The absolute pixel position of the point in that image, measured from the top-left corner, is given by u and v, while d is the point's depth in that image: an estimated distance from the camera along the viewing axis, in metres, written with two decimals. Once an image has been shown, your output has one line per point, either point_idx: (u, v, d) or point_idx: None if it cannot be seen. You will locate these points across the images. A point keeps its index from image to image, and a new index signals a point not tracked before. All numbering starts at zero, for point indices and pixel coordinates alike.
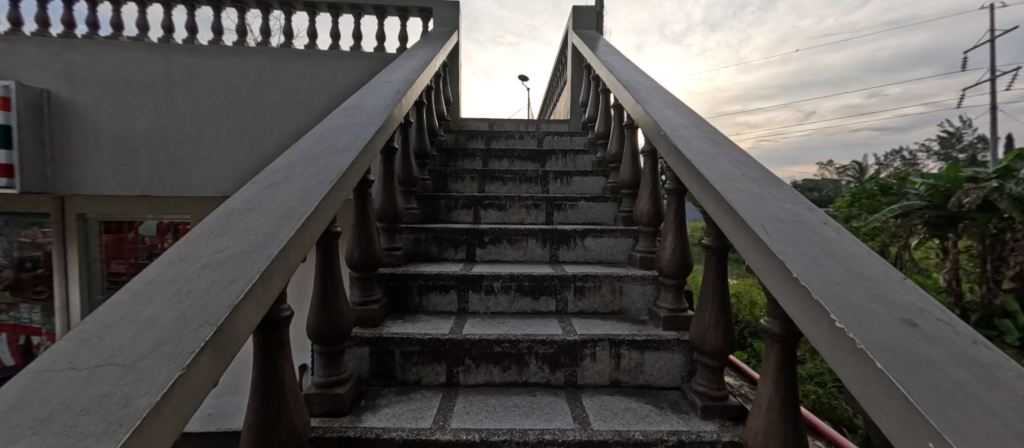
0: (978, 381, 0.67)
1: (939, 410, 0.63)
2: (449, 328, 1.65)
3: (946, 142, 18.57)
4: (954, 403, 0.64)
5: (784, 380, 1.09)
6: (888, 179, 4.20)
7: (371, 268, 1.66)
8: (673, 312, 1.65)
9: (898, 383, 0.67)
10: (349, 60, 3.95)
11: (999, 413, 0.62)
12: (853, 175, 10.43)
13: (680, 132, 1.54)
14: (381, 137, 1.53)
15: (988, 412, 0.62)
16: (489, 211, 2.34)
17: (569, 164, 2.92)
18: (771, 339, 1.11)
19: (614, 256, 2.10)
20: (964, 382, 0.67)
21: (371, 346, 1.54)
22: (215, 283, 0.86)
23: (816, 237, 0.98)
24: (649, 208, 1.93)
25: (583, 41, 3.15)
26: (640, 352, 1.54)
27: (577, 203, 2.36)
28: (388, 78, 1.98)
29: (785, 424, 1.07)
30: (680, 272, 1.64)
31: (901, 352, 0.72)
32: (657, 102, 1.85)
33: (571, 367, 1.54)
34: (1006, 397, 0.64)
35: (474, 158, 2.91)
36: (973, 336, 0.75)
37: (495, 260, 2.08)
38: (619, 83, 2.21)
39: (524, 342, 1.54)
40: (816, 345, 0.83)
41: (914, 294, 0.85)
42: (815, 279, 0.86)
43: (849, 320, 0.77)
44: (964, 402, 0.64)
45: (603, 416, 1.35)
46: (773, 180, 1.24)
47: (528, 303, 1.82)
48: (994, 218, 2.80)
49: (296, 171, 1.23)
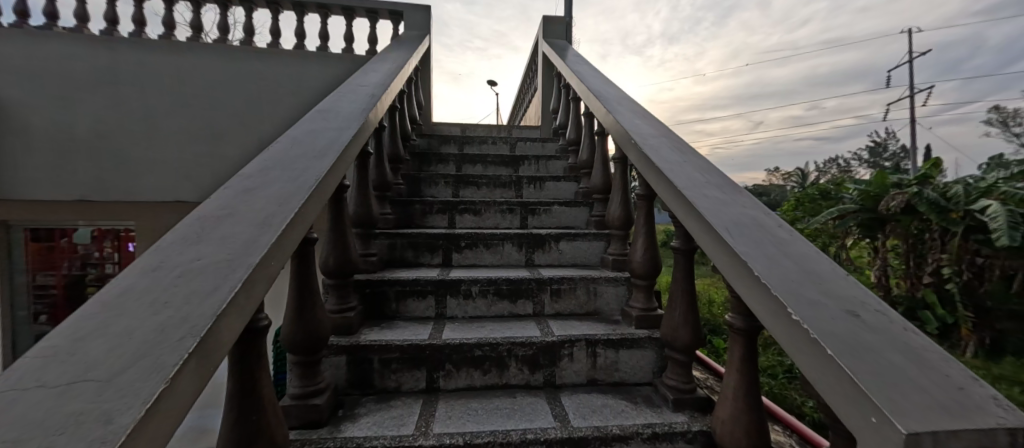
0: (911, 363, 0.76)
1: (882, 390, 0.71)
2: (428, 333, 1.64)
3: (874, 151, 20.51)
4: (894, 385, 0.72)
5: (749, 371, 1.17)
6: (827, 185, 4.68)
7: (346, 274, 1.63)
8: (644, 312, 1.73)
9: (846, 367, 0.76)
10: (315, 61, 3.83)
11: (926, 387, 0.72)
12: (797, 180, 11.22)
13: (649, 139, 1.64)
14: (358, 142, 1.50)
15: (918, 387, 0.72)
16: (464, 215, 2.33)
17: (541, 169, 2.97)
18: (736, 333, 1.19)
19: (587, 259, 2.17)
20: (902, 365, 0.75)
21: (349, 354, 1.50)
22: (195, 293, 0.83)
23: (773, 239, 1.08)
24: (620, 212, 2.01)
25: (553, 50, 3.24)
26: (614, 351, 1.61)
27: (551, 207, 2.41)
28: (362, 82, 1.95)
29: (751, 412, 1.15)
30: (651, 273, 1.73)
31: (850, 341, 0.80)
32: (626, 111, 1.95)
33: (550, 368, 1.58)
34: (933, 376, 0.74)
35: (447, 163, 2.88)
36: (904, 324, 0.86)
37: (471, 264, 2.09)
38: (590, 92, 2.30)
39: (504, 345, 1.56)
40: (776, 336, 0.91)
41: (856, 288, 0.95)
42: (774, 277, 0.94)
43: (805, 315, 0.86)
44: (902, 383, 0.72)
45: (582, 413, 1.41)
46: (733, 186, 1.34)
47: (505, 307, 1.84)
48: (915, 220, 3.47)
49: (272, 177, 1.19)
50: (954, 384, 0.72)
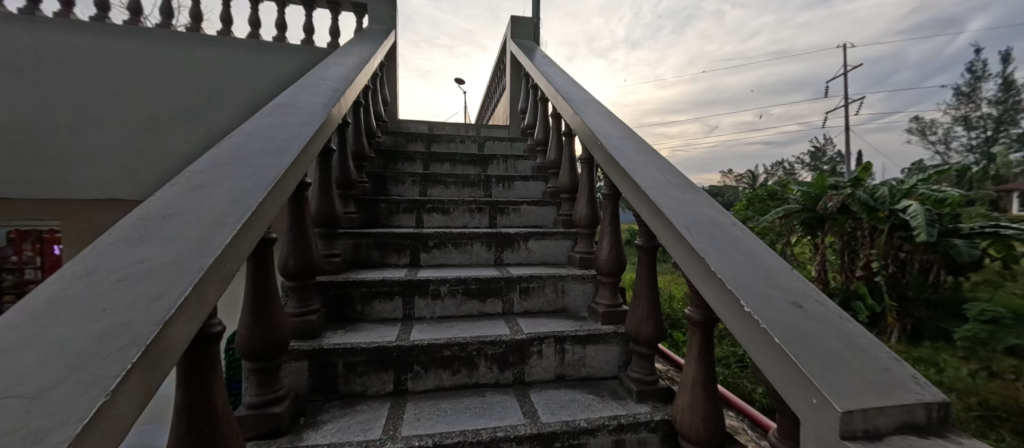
0: (847, 347, 0.80)
1: (820, 372, 0.75)
2: (396, 334, 1.60)
3: (814, 155, 22.18)
4: (831, 367, 0.75)
5: (707, 362, 1.22)
6: (774, 186, 5.01)
7: (308, 276, 1.57)
8: (610, 307, 1.78)
9: (789, 352, 0.78)
10: (271, 52, 3.64)
11: (859, 369, 0.75)
12: (748, 181, 11.94)
13: (614, 141, 1.68)
14: (319, 139, 1.44)
15: (853, 370, 0.75)
16: (432, 214, 2.30)
17: (510, 168, 2.98)
18: (693, 325, 1.23)
19: (555, 257, 2.21)
20: (840, 348, 0.79)
21: (311, 359, 1.44)
22: (138, 298, 0.76)
23: (727, 235, 1.13)
24: (587, 212, 2.06)
25: (521, 51, 3.26)
26: (582, 346, 1.64)
27: (520, 207, 2.43)
28: (324, 75, 1.87)
29: (708, 401, 1.21)
30: (616, 270, 1.79)
31: (793, 327, 0.83)
32: (593, 113, 2.00)
33: (520, 366, 1.59)
34: (865, 359, 0.78)
35: (414, 162, 2.83)
36: (843, 313, 0.90)
37: (440, 263, 2.07)
38: (558, 94, 2.34)
39: (474, 344, 1.55)
40: (729, 327, 0.94)
41: (801, 280, 1.00)
42: (727, 270, 0.98)
43: (753, 304, 0.89)
44: (838, 366, 0.76)
45: (551, 408, 1.43)
46: (691, 187, 1.39)
47: (474, 306, 1.84)
48: (848, 219, 3.81)
49: (226, 173, 1.12)
50: (883, 365, 0.77)
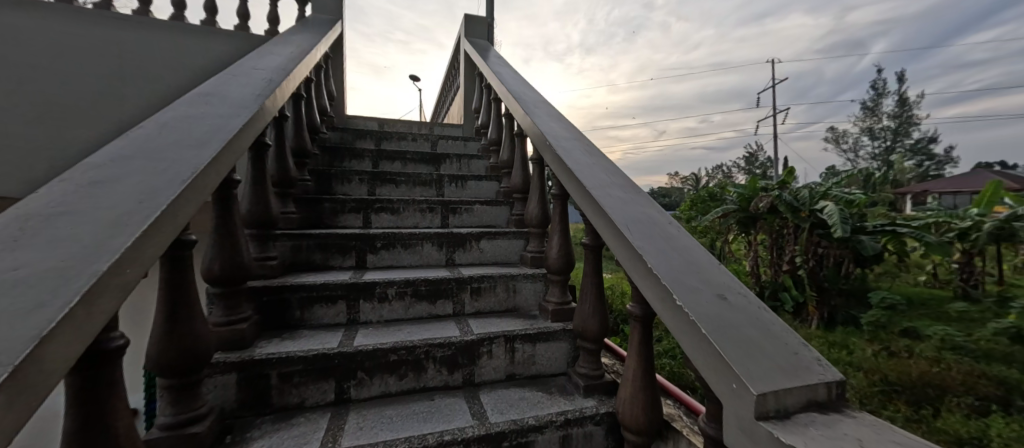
0: (764, 335, 0.87)
1: (740, 359, 0.81)
2: (338, 340, 1.53)
3: (750, 159, 24.07)
4: (749, 353, 0.82)
5: (646, 356, 1.27)
6: (713, 188, 5.37)
7: (238, 281, 1.46)
8: (560, 305, 1.82)
9: (714, 342, 0.84)
10: (199, 37, 3.36)
11: (773, 354, 0.82)
12: (692, 182, 12.71)
13: (562, 142, 1.72)
14: (251, 130, 1.29)
15: (768, 355, 0.82)
16: (381, 215, 2.23)
17: (463, 168, 2.96)
18: (635, 320, 1.27)
19: (507, 257, 2.22)
20: (757, 337, 0.86)
21: (239, 371, 1.33)
22: (6, 312, 0.66)
23: (664, 233, 1.19)
24: (538, 211, 2.09)
25: (475, 50, 3.25)
26: (531, 345, 1.67)
27: (472, 206, 2.42)
28: (257, 64, 1.71)
29: (646, 392, 1.27)
30: (566, 268, 1.83)
31: (718, 318, 0.90)
32: (543, 114, 2.03)
33: (469, 367, 1.58)
34: (778, 345, 0.85)
35: (362, 160, 2.72)
36: (761, 304, 0.98)
37: (389, 265, 2.01)
38: (509, 94, 2.35)
39: (422, 347, 1.51)
40: (664, 320, 1.00)
41: (727, 275, 1.07)
42: (662, 266, 1.04)
43: (685, 298, 0.94)
44: (755, 352, 0.82)
45: (499, 408, 1.44)
46: (633, 187, 1.45)
47: (424, 307, 1.80)
48: (776, 218, 4.16)
49: (132, 167, 0.98)
50: (793, 349, 0.85)
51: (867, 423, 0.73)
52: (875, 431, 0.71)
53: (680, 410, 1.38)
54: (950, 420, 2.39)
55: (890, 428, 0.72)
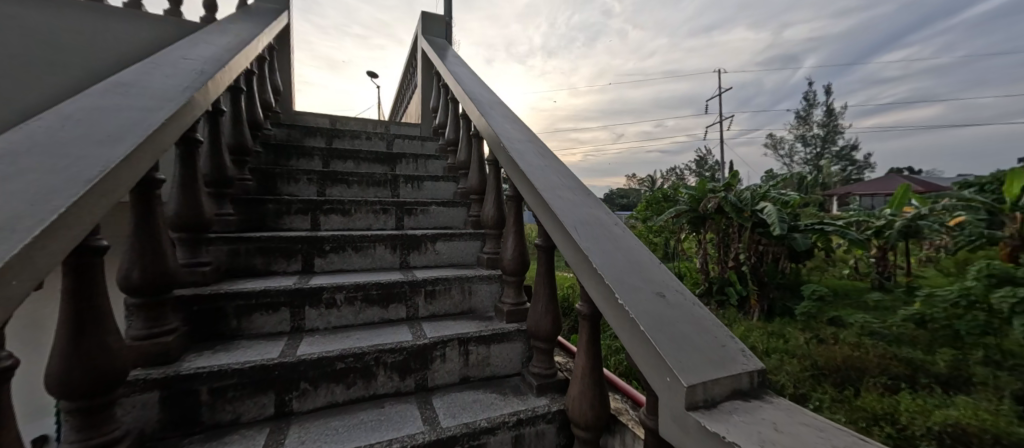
0: (696, 329, 0.92)
1: (673, 353, 0.85)
2: (280, 350, 1.45)
3: (700, 162, 25.47)
4: (682, 347, 0.86)
5: (593, 354, 1.30)
6: (667, 189, 5.63)
7: (162, 290, 1.35)
8: (515, 306, 1.83)
9: (650, 337, 0.88)
10: (122, 22, 3.09)
11: (704, 347, 0.87)
12: (648, 184, 13.30)
13: (516, 144, 1.74)
14: (176, 127, 1.19)
15: (699, 349, 0.87)
16: (331, 216, 2.14)
17: (420, 168, 2.91)
18: (583, 320, 1.30)
19: (463, 258, 2.20)
20: (689, 331, 0.91)
21: (163, 389, 1.22)
22: None
23: (610, 234, 1.23)
24: (494, 212, 2.09)
25: (432, 48, 3.20)
26: (486, 347, 1.66)
27: (428, 207, 2.38)
28: (186, 53, 1.57)
29: (593, 390, 1.30)
30: (520, 269, 1.85)
31: (655, 315, 0.94)
32: (499, 116, 2.04)
33: (422, 372, 1.56)
34: (709, 337, 0.90)
35: (311, 158, 2.60)
36: (696, 301, 1.03)
37: (338, 269, 1.93)
38: (465, 95, 2.34)
39: (371, 354, 1.47)
40: (607, 317, 1.03)
41: (667, 273, 1.13)
42: (606, 266, 1.07)
43: (626, 297, 0.98)
44: (687, 346, 0.87)
45: (451, 413, 1.43)
46: (583, 190, 1.49)
47: (375, 312, 1.75)
48: (723, 218, 4.42)
49: (24, 164, 0.86)
50: (721, 342, 0.90)
51: (782, 407, 0.80)
52: (788, 414, 0.77)
53: (627, 405, 1.43)
54: (867, 399, 2.67)
55: (801, 411, 0.79)
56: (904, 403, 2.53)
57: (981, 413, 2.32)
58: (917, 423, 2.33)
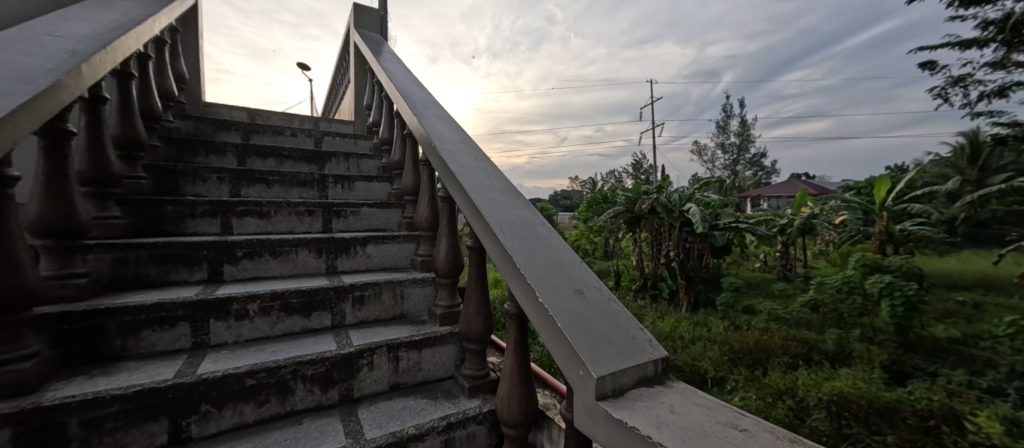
0: (610, 323, 0.96)
1: (586, 348, 0.87)
2: (176, 370, 1.29)
3: (637, 166, 27.02)
4: (595, 342, 0.89)
5: (521, 353, 1.31)
6: (605, 191, 5.88)
7: (17, 308, 1.14)
8: (448, 308, 1.80)
9: (566, 334, 0.90)
10: None
11: (615, 340, 0.91)
12: (588, 185, 13.89)
13: (448, 145, 1.71)
14: (34, 113, 1.01)
15: (610, 341, 0.91)
16: (246, 219, 1.96)
17: (352, 167, 2.77)
18: (510, 320, 1.30)
19: (396, 262, 2.13)
20: (603, 326, 0.94)
21: (15, 425, 1.03)
22: None
23: (535, 235, 1.25)
24: (428, 214, 2.03)
25: (365, 43, 3.07)
26: (416, 352, 1.62)
27: (359, 209, 2.27)
28: (53, 30, 1.34)
29: (521, 388, 1.31)
30: (454, 271, 1.82)
31: (572, 311, 0.96)
32: (432, 116, 2.00)
33: (346, 382, 1.47)
34: (620, 331, 0.94)
35: (223, 155, 2.37)
36: (612, 297, 1.08)
37: (253, 276, 1.78)
38: (398, 93, 2.27)
39: (288, 367, 1.36)
40: (529, 316, 1.04)
41: (587, 271, 1.16)
42: (529, 266, 1.08)
43: (545, 295, 1.00)
44: (600, 340, 0.90)
45: (377, 423, 1.36)
46: (512, 191, 1.51)
47: (296, 322, 1.63)
48: (656, 218, 4.73)
49: None
50: (631, 334, 0.95)
51: (679, 391, 0.86)
52: (682, 397, 0.83)
53: (556, 400, 1.46)
54: (773, 376, 3.14)
55: (695, 392, 0.86)
56: (801, 379, 3.02)
57: (856, 382, 2.91)
58: (811, 395, 2.82)
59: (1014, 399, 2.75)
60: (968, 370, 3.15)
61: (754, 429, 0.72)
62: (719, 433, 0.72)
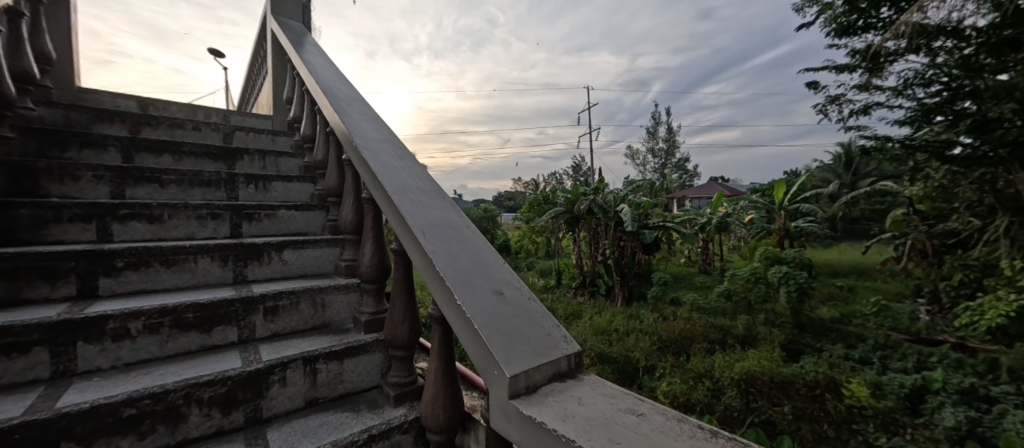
0: (527, 322, 0.96)
1: (502, 348, 0.86)
2: (27, 406, 1.08)
3: (577, 168, 28.04)
4: (511, 341, 0.88)
5: (446, 357, 1.27)
6: (545, 192, 6.01)
7: None
8: (374, 315, 1.72)
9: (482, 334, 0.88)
10: None
11: (531, 339, 0.91)
12: (530, 187, 14.20)
13: (371, 144, 1.62)
14: None
15: (526, 340, 0.91)
16: (132, 224, 1.71)
17: (269, 166, 2.56)
18: (434, 324, 1.26)
19: (318, 267, 1.99)
20: (520, 325, 0.94)
21: None
22: None
23: (458, 236, 1.22)
24: (353, 216, 1.91)
25: (285, 32, 2.85)
26: (337, 363, 1.51)
27: (275, 211, 2.09)
28: None
29: (447, 393, 1.27)
30: (379, 276, 1.73)
31: (490, 312, 0.95)
32: (355, 113, 1.89)
33: (254, 402, 1.33)
34: (536, 329, 0.95)
35: (105, 150, 2.05)
36: (532, 297, 1.08)
37: (139, 290, 1.55)
38: (320, 87, 2.12)
39: (179, 390, 1.21)
40: (449, 320, 1.00)
41: (509, 272, 1.16)
42: (449, 268, 1.05)
43: (464, 297, 0.97)
44: (516, 339, 0.89)
45: (288, 443, 1.25)
46: (437, 192, 1.46)
47: (193, 339, 1.45)
48: (594, 218, 4.96)
49: None
50: (546, 331, 0.96)
51: (589, 383, 0.88)
52: (591, 388, 0.85)
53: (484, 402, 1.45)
54: (695, 362, 3.39)
55: (603, 383, 0.89)
56: (717, 362, 3.31)
57: (761, 360, 3.23)
58: (725, 375, 3.09)
59: (876, 366, 3.38)
60: (845, 345, 3.77)
61: (650, 412, 0.76)
62: (618, 419, 0.74)
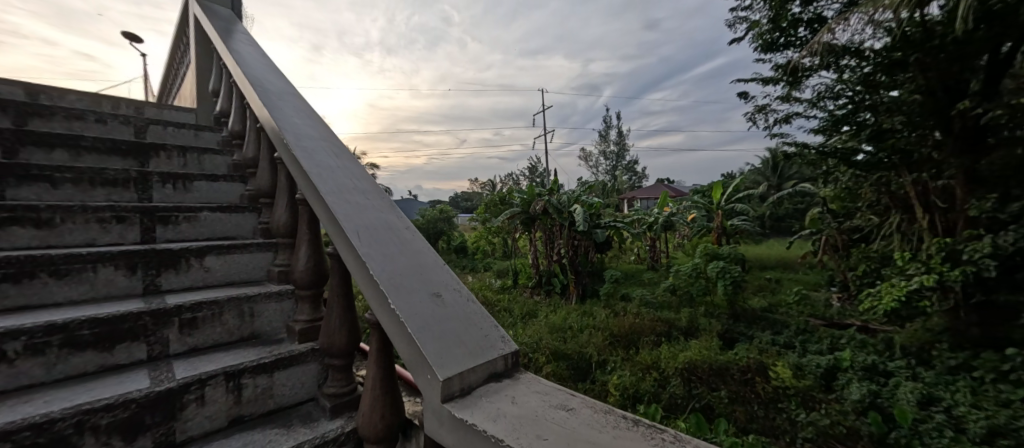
0: (464, 324, 0.93)
1: (437, 352, 0.83)
2: None
3: (533, 169, 28.39)
4: (446, 344, 0.85)
5: (384, 364, 1.21)
6: (501, 193, 6.01)
7: None
8: (310, 323, 1.61)
9: (416, 339, 0.84)
10: None
11: (467, 340, 0.89)
12: (486, 188, 14.18)
13: (305, 142, 1.52)
14: None
15: (462, 342, 0.88)
16: (15, 229, 1.49)
17: (190, 165, 2.35)
18: (371, 329, 1.20)
19: (247, 274, 1.84)
20: (457, 326, 0.91)
21: None
22: None
23: (396, 238, 1.17)
24: (286, 219, 1.78)
25: (211, 20, 2.62)
26: (266, 376, 1.40)
27: (196, 214, 1.92)
28: None
29: (386, 401, 1.21)
30: (315, 282, 1.63)
31: (426, 316, 0.91)
32: (288, 108, 1.77)
33: (166, 425, 1.20)
34: (474, 330, 0.92)
35: None
36: (472, 299, 1.06)
37: (21, 306, 1.35)
38: (249, 80, 1.97)
39: (70, 418, 1.06)
40: (383, 325, 0.95)
41: (449, 274, 1.12)
42: (384, 271, 0.99)
43: (399, 301, 0.92)
44: (451, 342, 0.86)
45: None
46: (376, 193, 1.40)
47: (91, 358, 1.28)
48: (549, 218, 5.02)
49: None
50: (484, 332, 0.94)
51: (524, 382, 0.87)
52: (525, 387, 0.85)
53: None
54: (643, 354, 3.52)
55: (538, 381, 0.88)
56: (663, 354, 3.47)
57: (700, 350, 3.43)
58: (669, 366, 3.24)
59: (797, 349, 3.73)
60: (772, 331, 4.11)
61: (579, 407, 0.76)
62: (548, 416, 0.74)
